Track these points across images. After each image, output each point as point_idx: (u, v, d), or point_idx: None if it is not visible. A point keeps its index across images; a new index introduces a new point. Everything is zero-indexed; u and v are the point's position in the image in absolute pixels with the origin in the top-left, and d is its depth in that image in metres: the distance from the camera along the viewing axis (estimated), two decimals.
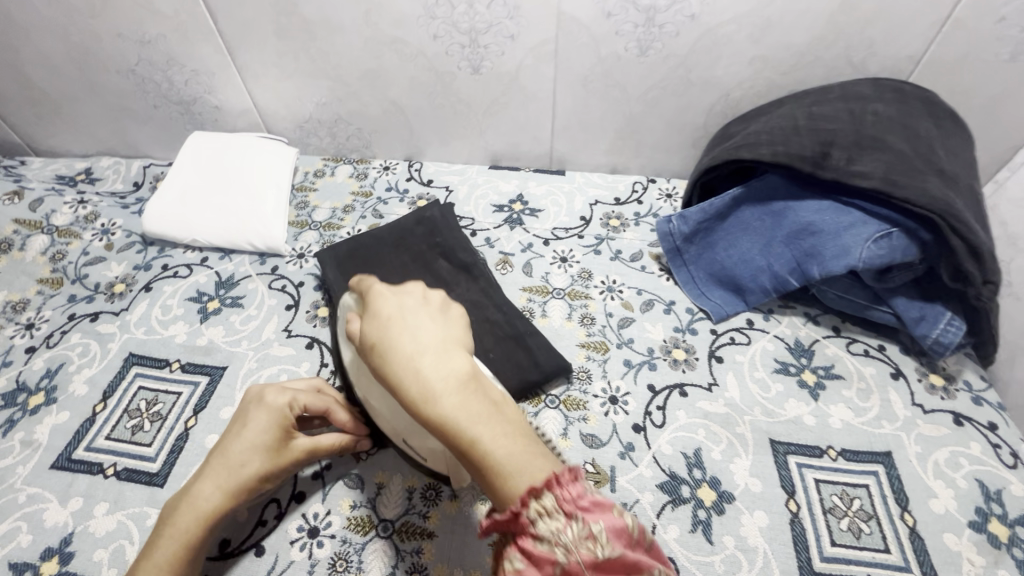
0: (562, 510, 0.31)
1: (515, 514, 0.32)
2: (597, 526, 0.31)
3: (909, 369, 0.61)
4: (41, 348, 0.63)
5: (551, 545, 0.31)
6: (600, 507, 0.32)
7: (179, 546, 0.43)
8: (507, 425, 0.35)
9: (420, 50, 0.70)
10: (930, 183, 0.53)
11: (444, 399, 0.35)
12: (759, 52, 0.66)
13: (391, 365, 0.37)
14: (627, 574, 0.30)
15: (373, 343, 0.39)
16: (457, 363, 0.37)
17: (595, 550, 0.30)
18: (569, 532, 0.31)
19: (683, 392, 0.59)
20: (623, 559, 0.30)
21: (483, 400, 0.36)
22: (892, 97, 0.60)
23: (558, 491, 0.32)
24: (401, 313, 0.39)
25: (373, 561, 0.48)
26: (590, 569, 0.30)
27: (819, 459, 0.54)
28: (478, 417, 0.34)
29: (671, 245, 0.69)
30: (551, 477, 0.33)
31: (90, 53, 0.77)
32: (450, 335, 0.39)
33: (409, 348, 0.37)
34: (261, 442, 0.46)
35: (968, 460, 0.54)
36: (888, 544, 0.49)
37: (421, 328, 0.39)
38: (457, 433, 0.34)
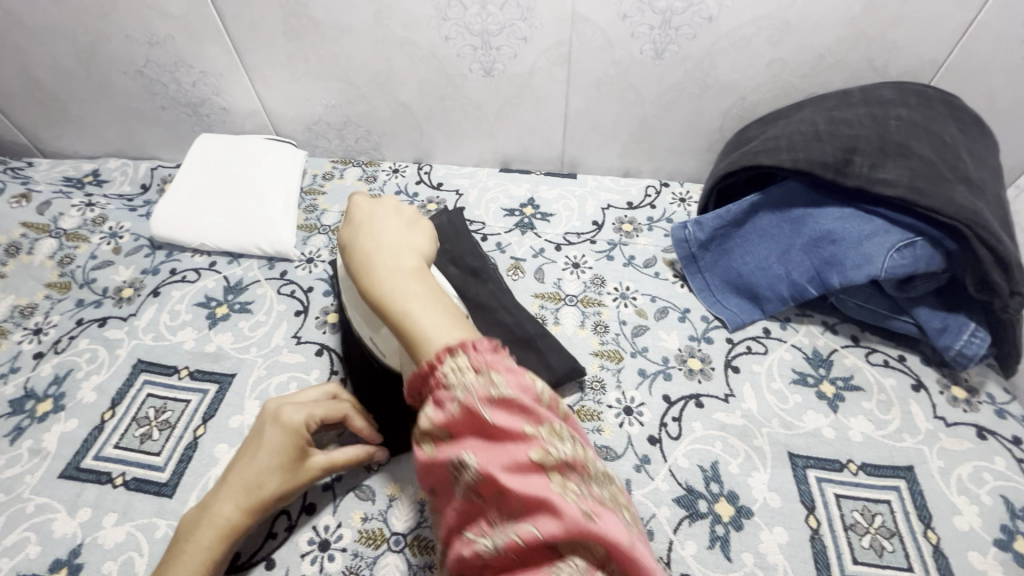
0: (472, 364, 0.35)
1: (429, 367, 0.36)
2: (500, 377, 0.35)
3: (931, 380, 0.59)
4: (49, 354, 0.63)
5: (454, 389, 0.35)
6: (506, 364, 0.36)
7: (200, 564, 0.43)
8: (440, 306, 0.40)
9: (431, 52, 0.69)
10: (957, 191, 0.51)
11: (389, 282, 0.42)
12: (777, 55, 0.64)
13: (355, 257, 0.45)
14: (521, 415, 0.34)
15: (347, 243, 0.47)
16: (406, 260, 0.44)
17: (494, 390, 0.34)
18: (473, 377, 0.35)
19: (699, 403, 0.58)
20: (520, 402, 0.34)
21: (423, 286, 0.42)
22: (915, 102, 0.59)
23: (470, 348, 0.36)
24: (372, 219, 0.47)
25: (385, 575, 0.47)
26: (486, 406, 0.34)
27: (840, 474, 0.53)
28: (412, 294, 0.41)
29: (686, 252, 0.68)
30: (467, 340, 0.37)
31: (98, 55, 0.76)
32: (411, 241, 0.46)
33: (370, 243, 0.45)
34: (278, 463, 0.46)
35: (992, 476, 0.53)
36: (912, 562, 0.48)
37: (384, 229, 0.46)
38: (392, 309, 0.40)
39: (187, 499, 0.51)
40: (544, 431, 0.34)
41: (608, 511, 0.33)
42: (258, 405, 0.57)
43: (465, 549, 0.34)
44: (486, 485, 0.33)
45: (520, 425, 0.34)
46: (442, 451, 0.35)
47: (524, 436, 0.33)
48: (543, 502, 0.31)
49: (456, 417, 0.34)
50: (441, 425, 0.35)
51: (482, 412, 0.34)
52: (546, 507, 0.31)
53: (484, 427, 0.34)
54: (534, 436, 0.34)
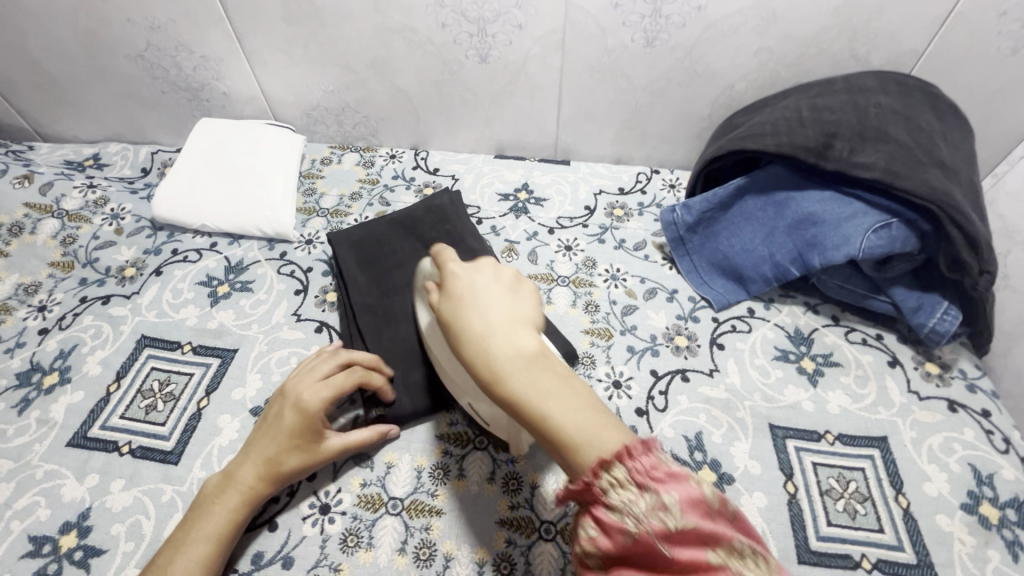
0: (634, 480, 0.34)
1: (587, 484, 0.35)
2: (670, 498, 0.33)
3: (906, 357, 0.62)
4: (54, 330, 0.64)
5: (622, 515, 0.33)
6: (670, 478, 0.34)
7: (223, 526, 0.47)
8: (579, 400, 0.37)
9: (429, 39, 0.70)
10: (931, 175, 0.54)
11: (516, 377, 0.38)
12: (763, 45, 0.67)
13: (467, 342, 0.41)
14: (698, 542, 0.32)
15: (451, 322, 0.43)
16: (525, 344, 0.40)
17: (669, 521, 0.32)
18: (641, 502, 0.33)
19: (685, 377, 0.61)
20: (698, 530, 0.32)
21: (552, 374, 0.38)
22: (894, 90, 0.61)
23: (631, 460, 0.34)
24: (474, 294, 0.43)
25: (383, 536, 0.49)
26: (663, 539, 0.32)
27: (817, 444, 0.56)
28: (548, 390, 0.37)
29: (675, 235, 0.70)
30: (623, 447, 0.35)
31: (99, 38, 0.77)
32: (519, 314, 0.42)
33: (481, 325, 0.41)
34: (298, 440, 0.50)
35: (961, 445, 0.55)
36: (883, 524, 0.51)
37: (496, 306, 0.42)
38: (530, 409, 0.37)
39: (192, 465, 0.53)
40: (728, 556, 0.32)
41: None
42: (259, 378, 0.59)
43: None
44: None
45: (700, 553, 0.32)
46: (617, 572, 0.34)
47: (707, 564, 0.32)
48: None
49: (628, 545, 0.33)
50: (612, 550, 0.34)
51: (659, 545, 0.32)
52: None
53: (663, 558, 0.32)
54: (718, 564, 0.32)
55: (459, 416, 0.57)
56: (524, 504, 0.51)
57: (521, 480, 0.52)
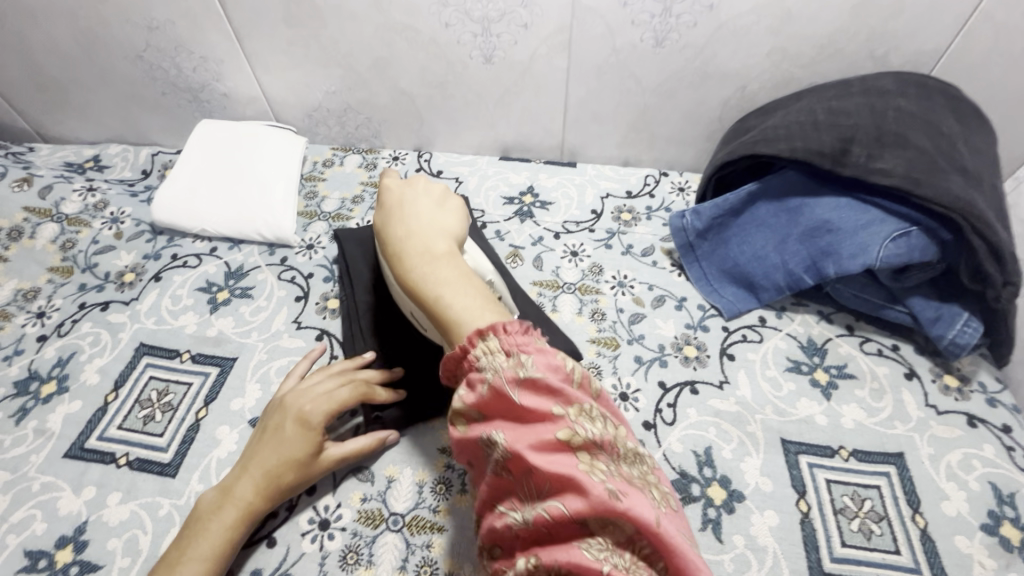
0: (503, 346, 0.37)
1: (463, 350, 0.39)
2: (529, 359, 0.36)
3: (923, 369, 0.60)
4: (52, 337, 0.64)
5: (485, 372, 0.37)
6: (535, 347, 0.37)
7: (221, 544, 0.46)
8: (470, 287, 0.43)
9: (431, 39, 0.69)
10: (953, 182, 0.52)
11: (419, 267, 0.45)
12: (778, 45, 0.64)
13: (389, 243, 0.48)
14: (547, 397, 0.35)
15: (380, 227, 0.50)
16: (436, 245, 0.47)
17: (522, 373, 0.36)
18: (504, 360, 0.37)
19: (694, 389, 0.59)
20: (548, 384, 0.35)
21: (452, 268, 0.45)
22: (915, 92, 0.59)
23: (501, 330, 0.38)
24: (404, 203, 0.50)
25: (383, 554, 0.48)
26: (515, 389, 0.35)
27: (831, 460, 0.54)
28: (443, 277, 0.44)
29: (684, 241, 0.68)
30: (498, 323, 0.39)
31: (98, 39, 0.76)
32: (437, 223, 0.49)
33: (403, 229, 0.48)
34: (297, 454, 0.49)
35: (981, 463, 0.53)
36: (900, 546, 0.49)
37: (418, 213, 0.49)
38: (425, 292, 0.44)
39: (190, 478, 0.52)
40: (572, 411, 0.35)
41: (637, 490, 0.33)
42: (258, 388, 0.58)
43: (498, 521, 0.35)
44: (515, 462, 0.34)
45: (547, 405, 0.35)
46: (476, 429, 0.37)
47: (552, 416, 0.35)
48: (569, 479, 0.32)
49: (488, 398, 0.36)
50: (474, 406, 0.37)
51: (511, 393, 0.35)
52: (571, 483, 0.32)
53: (513, 408, 0.35)
54: (562, 417, 0.35)
55: None
56: None
57: None
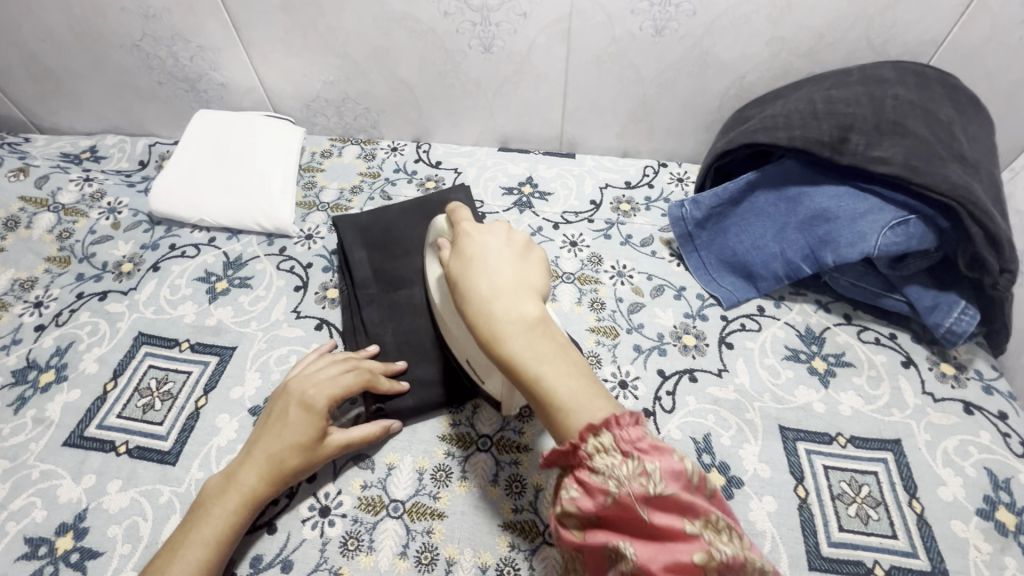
0: (620, 450, 0.35)
1: (573, 447, 0.36)
2: (653, 468, 0.34)
3: (920, 357, 0.60)
4: (50, 326, 0.63)
5: (606, 480, 0.34)
6: (656, 450, 0.35)
7: (222, 527, 0.46)
8: (570, 365, 0.40)
9: (430, 28, 0.68)
10: (951, 169, 0.52)
11: (512, 340, 0.41)
12: (776, 34, 0.64)
13: (472, 304, 0.44)
14: (677, 512, 0.33)
15: (458, 282, 0.46)
16: (527, 309, 0.43)
17: (649, 487, 0.33)
18: (626, 468, 0.34)
19: (693, 377, 0.59)
20: (678, 500, 0.33)
21: (550, 341, 0.41)
22: (913, 81, 0.59)
23: (619, 430, 0.35)
24: (486, 256, 0.46)
25: (384, 540, 0.48)
26: (643, 504, 0.33)
27: (829, 446, 0.54)
28: (541, 350, 0.40)
29: (683, 231, 0.69)
30: (610, 416, 0.36)
31: (94, 27, 0.75)
32: (523, 281, 0.45)
33: (488, 288, 0.44)
34: (301, 439, 0.49)
35: (977, 449, 0.54)
36: (896, 530, 0.50)
37: (503, 269, 0.45)
38: (522, 369, 0.40)
39: (190, 466, 0.52)
40: (703, 528, 0.33)
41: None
42: (258, 376, 0.58)
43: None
44: None
45: (679, 523, 0.33)
46: (593, 535, 0.35)
47: (684, 534, 0.33)
48: None
49: (610, 507, 0.34)
50: (592, 513, 0.35)
51: (639, 509, 0.33)
52: None
53: (640, 523, 0.33)
54: (693, 535, 0.33)
55: (461, 417, 0.56)
56: (529, 508, 0.50)
57: (524, 483, 0.51)
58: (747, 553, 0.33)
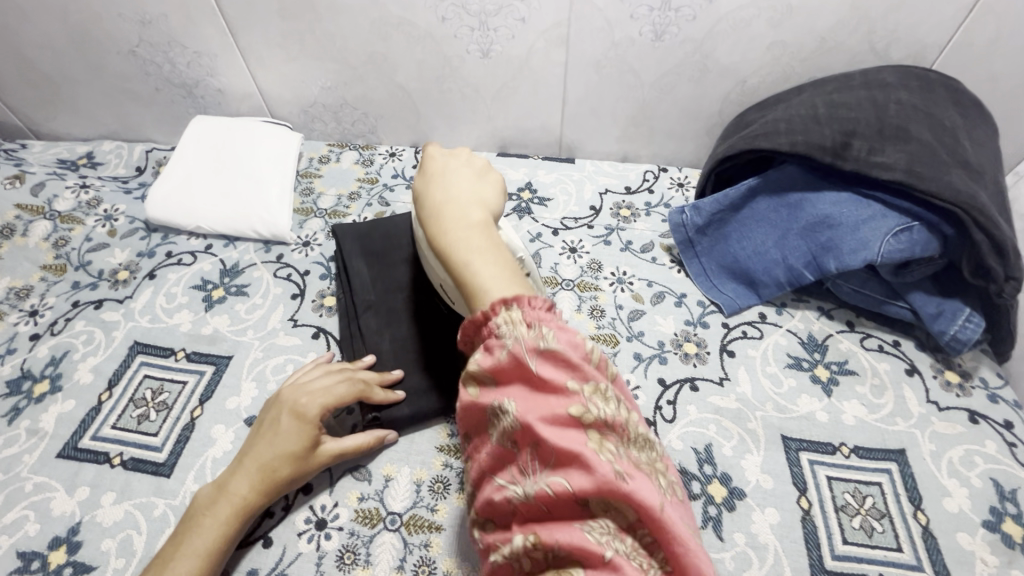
0: (525, 318, 0.37)
1: (483, 316, 0.38)
2: (549, 333, 0.36)
3: (924, 365, 0.60)
4: (45, 335, 0.63)
5: (505, 340, 0.36)
6: (557, 324, 0.37)
7: (215, 540, 0.45)
8: (503, 263, 0.42)
9: (428, 33, 0.68)
10: (955, 176, 0.51)
11: (453, 235, 0.43)
12: (777, 38, 0.64)
13: (425, 209, 0.46)
14: (564, 371, 0.35)
15: (418, 191, 0.48)
16: (472, 215, 0.45)
17: (542, 345, 0.35)
18: (524, 330, 0.36)
19: (694, 386, 0.58)
20: (566, 359, 0.35)
21: (487, 242, 0.43)
22: (916, 85, 0.58)
23: (526, 304, 0.37)
24: (445, 170, 0.49)
25: (381, 554, 0.48)
26: (532, 359, 0.35)
27: (832, 457, 0.54)
28: (476, 248, 0.42)
29: (683, 236, 0.68)
30: (523, 295, 0.38)
31: (90, 34, 0.75)
32: (478, 194, 0.47)
33: (441, 197, 0.46)
34: (293, 448, 0.48)
35: (983, 459, 0.53)
36: (901, 543, 0.49)
37: (459, 183, 0.48)
38: (454, 258, 0.42)
39: (185, 478, 0.51)
40: (588, 389, 0.34)
41: (642, 474, 0.33)
42: (254, 386, 0.57)
43: (496, 487, 0.35)
44: (522, 433, 0.34)
45: (563, 379, 0.35)
46: (486, 395, 0.36)
47: (565, 390, 0.34)
48: (575, 455, 0.32)
49: (503, 366, 0.36)
50: (488, 371, 0.36)
51: (529, 362, 0.35)
52: (577, 459, 0.32)
53: (529, 379, 0.35)
54: (577, 394, 0.34)
55: (459, 427, 0.55)
56: None
57: None
58: (630, 421, 0.35)
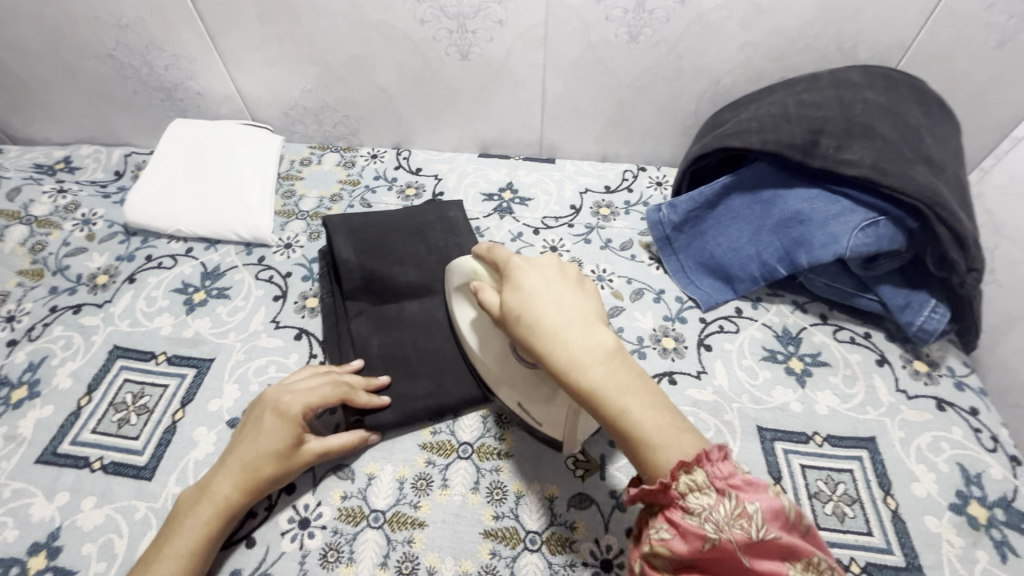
0: (714, 487, 0.36)
1: (664, 487, 0.37)
2: (752, 506, 0.35)
3: (894, 355, 0.61)
4: (23, 341, 0.62)
5: (703, 522, 0.35)
6: (750, 487, 0.36)
7: (197, 539, 0.45)
8: (653, 399, 0.40)
9: (407, 35, 0.69)
10: (917, 171, 0.53)
11: (590, 370, 0.40)
12: (749, 39, 0.65)
13: (537, 336, 0.42)
14: (776, 552, 0.35)
15: (518, 314, 0.43)
16: (600, 340, 0.42)
17: (750, 529, 0.35)
18: (721, 509, 0.35)
19: (672, 380, 0.60)
20: (777, 540, 0.35)
21: (628, 373, 0.40)
22: (881, 84, 0.60)
23: (709, 468, 0.36)
24: (540, 289, 0.44)
25: (364, 551, 0.48)
26: (741, 546, 0.34)
27: (806, 446, 0.55)
28: (625, 386, 0.40)
29: (661, 234, 0.69)
30: (700, 452, 0.37)
31: (66, 37, 0.74)
32: (585, 311, 0.43)
33: (553, 321, 0.42)
34: (274, 447, 0.48)
35: (949, 445, 0.55)
36: (871, 527, 0.50)
37: (562, 301, 0.44)
38: (605, 402, 0.39)
39: (166, 481, 0.51)
40: (801, 570, 0.35)
41: None
42: (236, 388, 0.57)
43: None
44: None
45: (777, 562, 0.35)
46: (687, 573, 0.36)
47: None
48: None
49: (705, 549, 0.35)
50: (686, 554, 0.36)
51: (739, 553, 0.34)
52: None
53: (738, 563, 0.35)
54: None
55: (443, 425, 0.55)
56: (509, 514, 0.50)
57: (505, 489, 0.51)
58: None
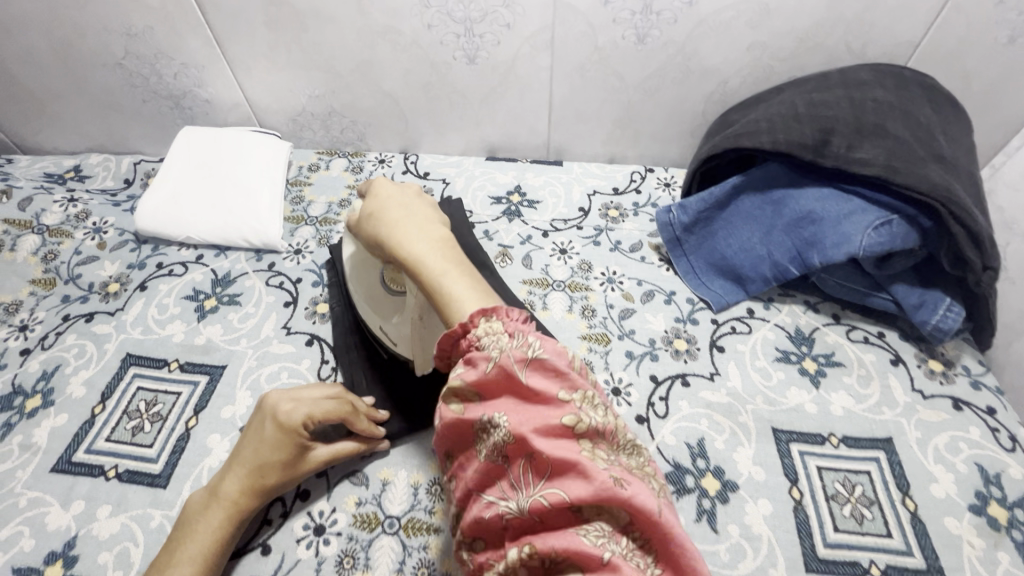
0: (506, 330, 0.37)
1: (463, 330, 0.38)
2: (534, 340, 0.36)
3: (909, 355, 0.61)
4: (36, 350, 0.63)
5: (489, 351, 0.36)
6: (540, 333, 0.37)
7: (208, 545, 0.45)
8: (471, 275, 0.42)
9: (415, 41, 0.69)
10: (931, 170, 0.53)
11: (415, 246, 0.44)
12: (757, 39, 0.65)
13: (379, 225, 0.47)
14: (553, 380, 0.35)
15: (370, 213, 0.48)
16: (432, 230, 0.45)
17: (528, 353, 0.35)
18: (508, 341, 0.36)
19: (685, 382, 0.59)
20: (555, 367, 0.35)
21: (451, 254, 0.43)
22: (892, 83, 0.60)
23: (505, 316, 0.38)
24: (391, 194, 0.48)
25: (380, 557, 0.48)
26: (520, 369, 0.35)
27: (822, 447, 0.55)
28: (442, 261, 0.42)
29: (671, 235, 0.69)
30: (501, 307, 0.38)
31: (76, 48, 0.75)
32: (430, 210, 0.48)
33: (396, 214, 0.46)
34: (279, 456, 0.48)
35: (967, 445, 0.54)
36: (891, 529, 0.50)
37: (410, 202, 0.48)
38: (425, 270, 0.42)
39: (181, 489, 0.52)
40: (577, 397, 0.34)
41: (638, 481, 0.32)
42: (249, 395, 0.57)
43: (483, 509, 0.33)
44: (517, 445, 0.33)
45: (552, 389, 0.34)
46: (474, 411, 0.36)
47: (556, 400, 0.34)
48: (570, 465, 0.32)
49: (491, 377, 0.35)
50: (474, 386, 0.36)
51: (517, 375, 0.35)
52: (573, 469, 0.32)
53: (518, 386, 0.35)
54: (568, 403, 0.34)
55: None
56: None
57: None
58: (619, 428, 0.35)
